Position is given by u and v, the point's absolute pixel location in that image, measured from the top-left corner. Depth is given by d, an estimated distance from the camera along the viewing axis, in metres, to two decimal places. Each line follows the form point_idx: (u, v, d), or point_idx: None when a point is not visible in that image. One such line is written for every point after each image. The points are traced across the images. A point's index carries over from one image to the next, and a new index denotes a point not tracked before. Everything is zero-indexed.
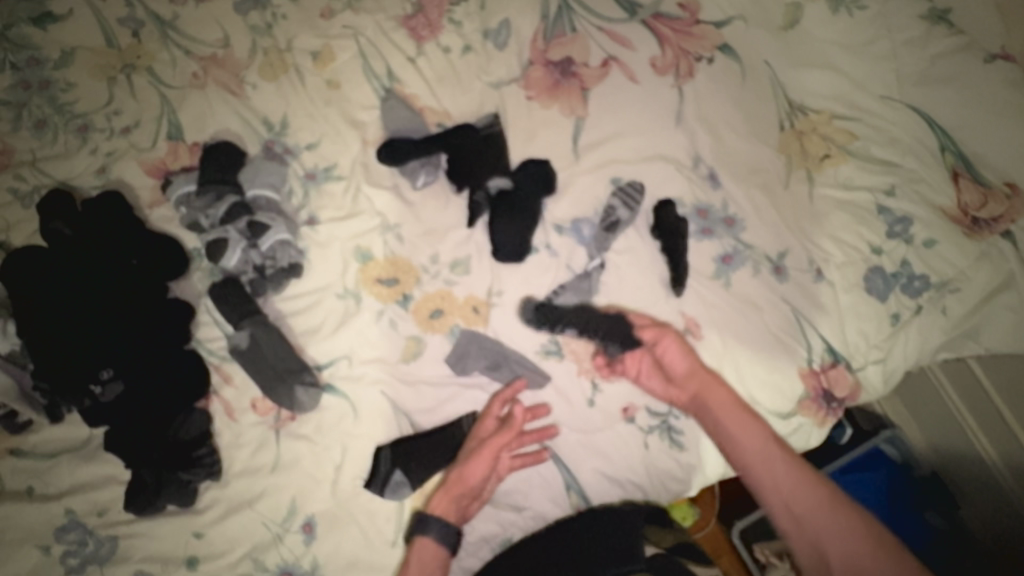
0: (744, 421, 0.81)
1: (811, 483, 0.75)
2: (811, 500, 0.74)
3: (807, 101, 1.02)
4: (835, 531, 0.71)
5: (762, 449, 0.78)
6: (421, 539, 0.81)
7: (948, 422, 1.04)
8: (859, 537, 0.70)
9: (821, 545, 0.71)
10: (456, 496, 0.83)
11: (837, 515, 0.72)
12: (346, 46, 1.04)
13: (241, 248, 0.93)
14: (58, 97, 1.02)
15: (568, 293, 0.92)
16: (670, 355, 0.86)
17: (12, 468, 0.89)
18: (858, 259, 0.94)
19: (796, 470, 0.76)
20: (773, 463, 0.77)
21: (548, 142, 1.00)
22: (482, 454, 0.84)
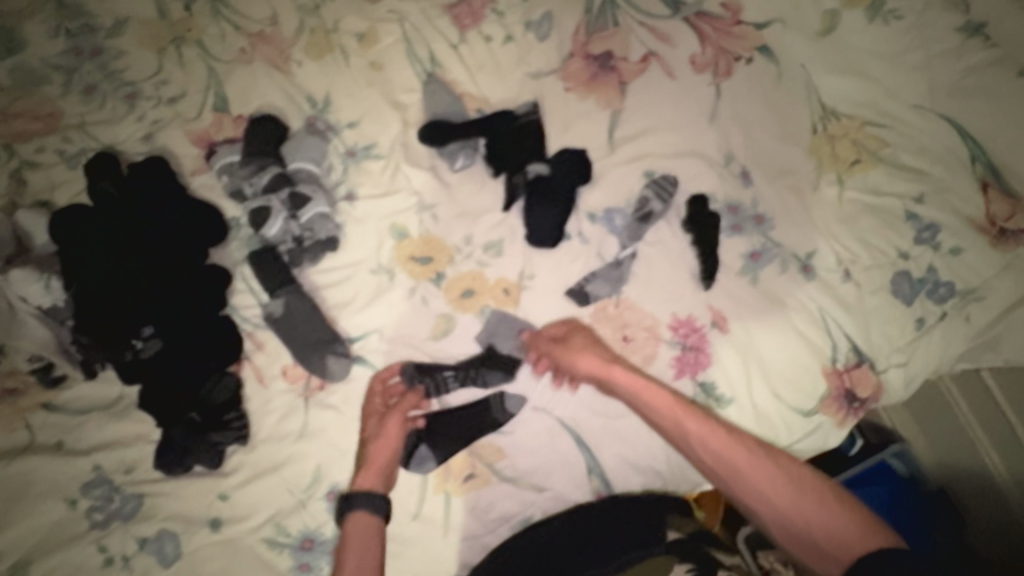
0: (654, 397, 0.82)
1: (728, 443, 0.77)
2: (730, 460, 0.76)
3: (838, 107, 1.04)
4: (756, 483, 0.74)
5: (675, 422, 0.81)
6: (353, 516, 0.80)
7: (955, 435, 0.99)
8: (776, 482, 0.74)
9: (747, 500, 0.74)
10: (377, 468, 0.84)
11: (756, 466, 0.75)
12: (391, 30, 1.07)
13: (283, 218, 0.96)
14: (109, 64, 1.05)
15: (601, 282, 0.94)
16: (580, 363, 0.87)
17: (42, 422, 0.90)
18: (884, 262, 0.95)
19: (710, 433, 0.78)
20: (689, 433, 0.80)
21: (584, 132, 1.02)
22: (389, 422, 0.87)
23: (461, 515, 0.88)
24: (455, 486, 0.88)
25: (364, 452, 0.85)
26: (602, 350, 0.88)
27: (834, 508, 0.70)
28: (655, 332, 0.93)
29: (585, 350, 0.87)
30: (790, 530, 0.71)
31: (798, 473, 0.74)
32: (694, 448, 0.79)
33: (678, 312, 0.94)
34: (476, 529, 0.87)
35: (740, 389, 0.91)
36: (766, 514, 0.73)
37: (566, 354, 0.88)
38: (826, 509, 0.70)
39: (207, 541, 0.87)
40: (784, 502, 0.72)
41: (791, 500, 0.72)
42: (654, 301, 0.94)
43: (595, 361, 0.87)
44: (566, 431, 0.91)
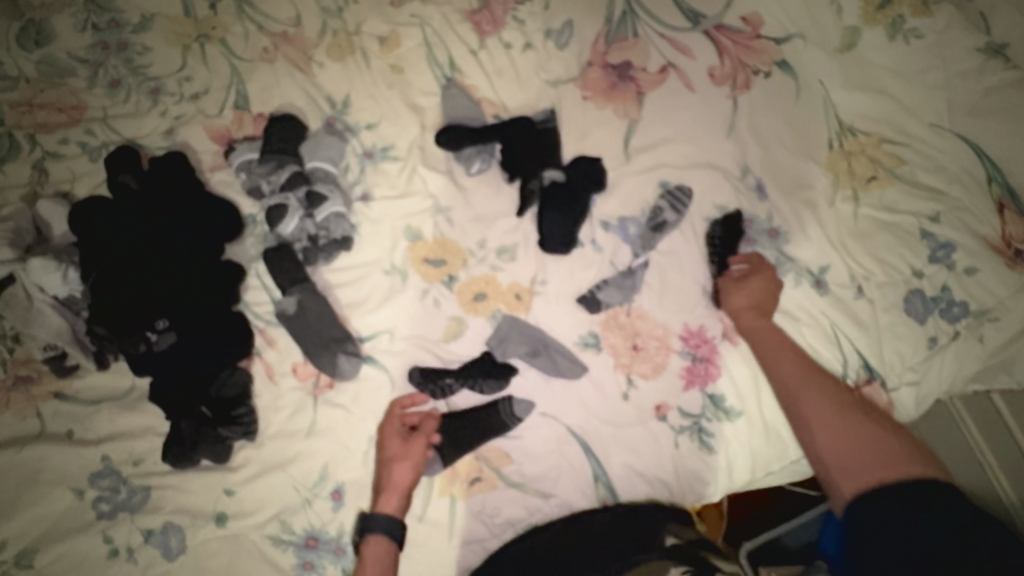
0: (760, 329, 0.89)
1: (811, 376, 0.83)
2: (802, 381, 0.83)
3: (856, 123, 1.03)
4: (819, 404, 0.80)
5: (773, 348, 0.87)
6: (370, 539, 0.80)
7: (962, 456, 0.98)
8: (843, 417, 0.78)
9: (804, 414, 0.80)
10: (395, 491, 0.83)
11: (831, 398, 0.80)
12: (412, 34, 1.08)
13: (298, 216, 0.96)
14: (134, 60, 1.06)
15: (613, 290, 0.94)
16: (730, 294, 0.92)
17: (54, 411, 0.91)
18: (898, 280, 0.95)
19: (789, 355, 0.86)
20: (773, 352, 0.87)
21: (600, 141, 1.02)
22: (415, 443, 0.86)
23: (466, 519, 0.88)
24: (461, 490, 0.88)
25: (386, 472, 0.84)
26: (762, 295, 0.91)
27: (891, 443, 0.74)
28: (665, 342, 0.93)
29: (744, 287, 0.91)
30: (837, 448, 0.76)
31: (865, 411, 0.79)
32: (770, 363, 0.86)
33: (689, 323, 0.94)
34: (481, 534, 0.87)
35: (750, 402, 0.91)
36: (818, 432, 0.78)
37: (728, 284, 0.93)
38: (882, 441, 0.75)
39: (213, 535, 0.87)
40: (839, 425, 0.77)
41: (849, 426, 0.77)
42: (666, 312, 0.94)
43: (751, 296, 0.91)
44: (574, 438, 0.90)
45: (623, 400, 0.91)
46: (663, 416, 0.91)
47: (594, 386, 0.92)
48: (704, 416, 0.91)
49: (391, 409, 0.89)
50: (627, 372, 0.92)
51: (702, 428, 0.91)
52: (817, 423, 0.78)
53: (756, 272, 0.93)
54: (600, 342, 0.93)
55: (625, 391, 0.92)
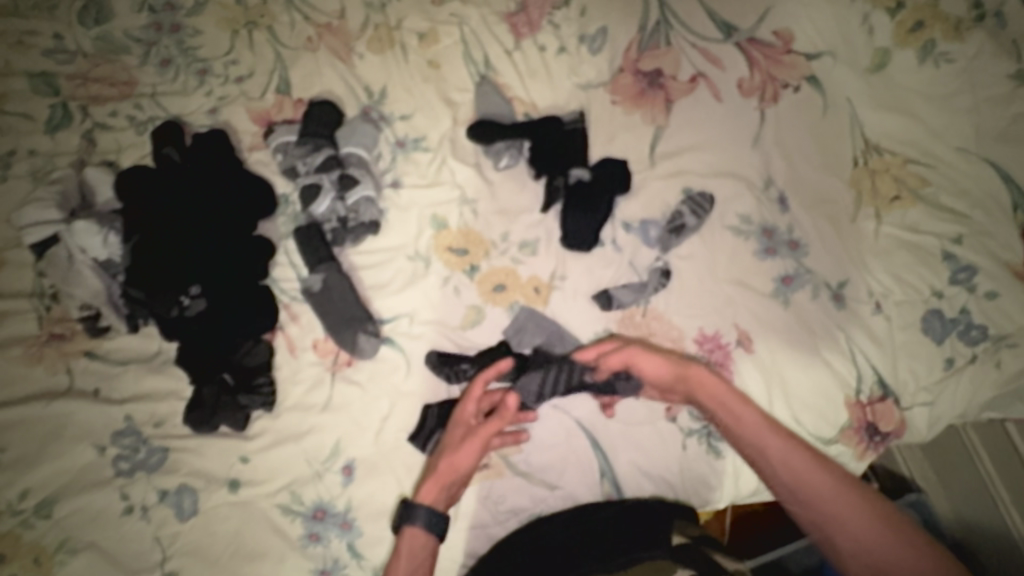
0: (738, 409, 0.85)
1: (808, 465, 0.81)
2: (806, 477, 0.81)
3: (883, 142, 1.03)
4: (839, 511, 0.79)
5: (760, 439, 0.83)
6: (408, 529, 0.82)
7: (972, 488, 1.01)
8: (851, 509, 0.79)
9: (817, 514, 0.80)
10: (439, 483, 0.84)
11: (836, 492, 0.80)
12: (450, 32, 1.12)
13: (331, 198, 1.00)
14: (185, 41, 1.11)
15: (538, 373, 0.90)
16: (650, 370, 0.87)
17: (82, 368, 0.95)
18: (917, 299, 0.95)
19: (799, 456, 0.82)
20: (787, 456, 0.82)
21: (627, 145, 1.05)
22: (472, 441, 0.85)
23: (471, 504, 0.89)
24: None
25: (439, 462, 0.85)
26: (668, 361, 0.87)
27: (911, 543, 0.76)
28: (679, 345, 0.94)
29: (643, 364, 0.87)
30: (862, 557, 0.77)
31: (866, 495, 0.81)
32: (778, 470, 0.82)
33: (704, 327, 0.95)
34: (485, 520, 0.89)
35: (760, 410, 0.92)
36: (841, 539, 0.79)
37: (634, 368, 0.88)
38: (900, 540, 0.77)
39: (224, 501, 0.90)
40: (854, 526, 0.78)
41: (872, 531, 0.78)
42: (681, 315, 0.95)
43: (666, 364, 0.87)
44: (582, 432, 0.92)
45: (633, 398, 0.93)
46: (673, 417, 0.92)
47: None
48: None
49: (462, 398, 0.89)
50: None
51: (711, 432, 0.92)
52: (831, 525, 0.79)
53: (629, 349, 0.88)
54: (615, 340, 0.94)
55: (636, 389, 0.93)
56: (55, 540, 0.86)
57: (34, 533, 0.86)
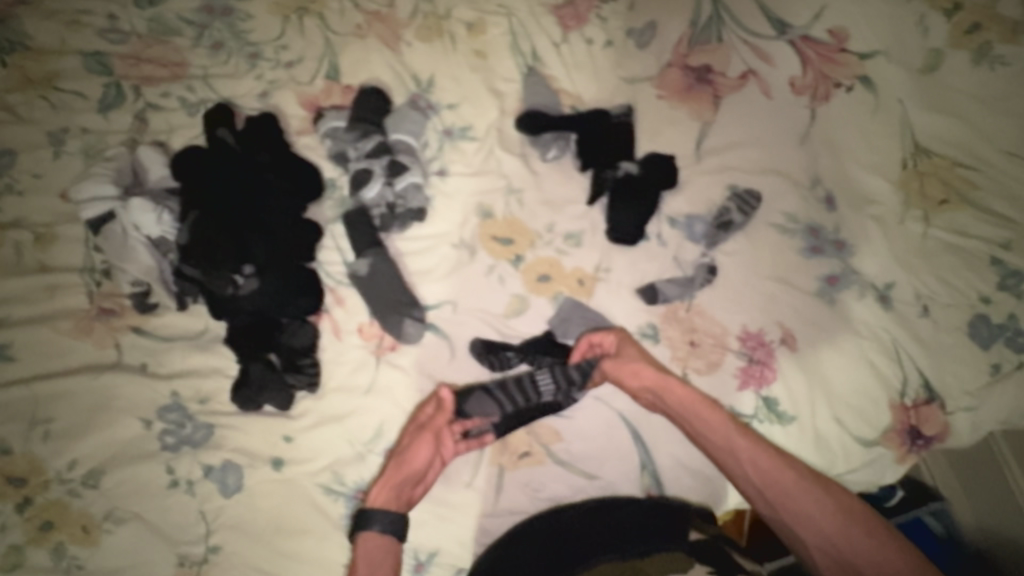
0: (702, 409, 0.82)
1: (776, 465, 0.77)
2: (772, 478, 0.77)
3: (931, 145, 1.01)
4: (805, 508, 0.75)
5: (725, 439, 0.80)
6: (364, 534, 0.77)
7: (1002, 497, 1.01)
8: (823, 511, 0.74)
9: (786, 517, 0.75)
10: (392, 483, 0.82)
11: (806, 493, 0.75)
12: (498, 23, 1.13)
13: (381, 183, 1.00)
14: (237, 25, 1.13)
15: (477, 393, 0.90)
16: (639, 371, 0.87)
17: (131, 343, 0.97)
18: (964, 303, 0.94)
19: (764, 453, 0.78)
20: (752, 453, 0.78)
21: (673, 139, 1.05)
22: (424, 436, 0.85)
23: (512, 490, 0.90)
24: (509, 461, 0.91)
25: (392, 461, 0.84)
26: (660, 365, 0.87)
27: (881, 540, 0.71)
28: (722, 341, 0.94)
29: (631, 362, 0.87)
30: (832, 553, 0.72)
31: (838, 495, 0.75)
32: (742, 466, 0.79)
33: (747, 324, 0.95)
34: (525, 506, 0.89)
35: (803, 408, 0.92)
36: (809, 534, 0.74)
37: (619, 364, 0.88)
38: (871, 538, 0.71)
39: (268, 478, 0.91)
40: (827, 529, 0.73)
41: (840, 527, 0.73)
42: (725, 311, 0.95)
43: (639, 366, 0.87)
44: (624, 425, 0.92)
45: None
46: None
47: None
48: (755, 417, 0.92)
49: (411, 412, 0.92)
50: (683, 366, 0.93)
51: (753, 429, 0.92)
52: (799, 528, 0.74)
53: (625, 343, 0.90)
54: (658, 334, 0.95)
55: None
56: (101, 510, 0.87)
57: (82, 502, 0.87)
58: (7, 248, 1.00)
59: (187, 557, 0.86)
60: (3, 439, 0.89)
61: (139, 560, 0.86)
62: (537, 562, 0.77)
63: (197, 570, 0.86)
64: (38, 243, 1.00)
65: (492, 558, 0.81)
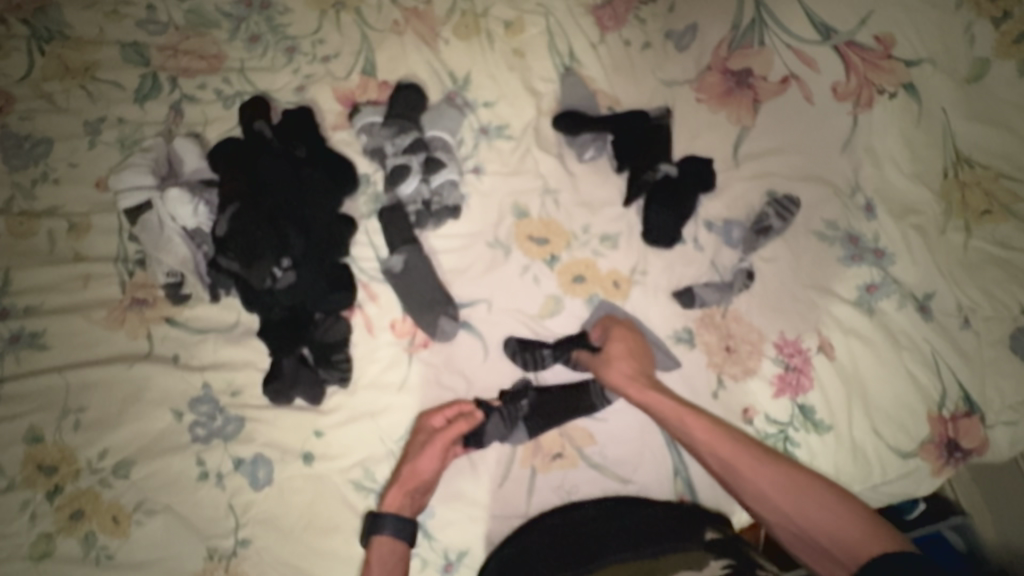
0: (659, 401, 0.84)
1: (731, 450, 0.76)
2: (730, 463, 0.76)
3: (974, 155, 0.97)
4: (762, 489, 0.73)
5: (682, 429, 0.81)
6: (375, 538, 0.80)
7: None
8: (781, 489, 0.72)
9: (747, 500, 0.74)
10: (405, 491, 0.83)
11: (764, 474, 0.73)
12: (536, 22, 1.12)
13: (418, 179, 1.00)
14: (275, 18, 1.13)
15: (494, 417, 0.89)
16: (611, 372, 0.87)
17: (163, 335, 0.96)
18: (1006, 316, 0.92)
19: (717, 439, 0.78)
20: (706, 440, 0.79)
21: (711, 144, 1.05)
22: (434, 448, 0.85)
23: (545, 492, 0.89)
24: (542, 463, 0.90)
25: (403, 469, 0.85)
26: (631, 366, 0.87)
27: (835, 512, 0.68)
28: (759, 347, 0.93)
29: (611, 358, 0.88)
30: (792, 529, 0.70)
31: (799, 469, 0.73)
32: (703, 456, 0.79)
33: (784, 331, 0.94)
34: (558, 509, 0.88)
35: (840, 418, 0.91)
36: (767, 512, 0.72)
37: (599, 360, 0.89)
38: (830, 514, 0.68)
39: (299, 473, 0.90)
40: (787, 507, 0.71)
41: (795, 502, 0.70)
42: (762, 317, 0.95)
43: (621, 352, 0.89)
44: (658, 429, 0.92)
45: (712, 398, 0.92)
46: (749, 420, 0.91)
47: (685, 381, 0.92)
48: (791, 425, 0.91)
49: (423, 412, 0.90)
50: (718, 371, 0.92)
51: (788, 437, 0.91)
52: (762, 509, 0.73)
53: (614, 336, 0.90)
54: (693, 339, 0.94)
55: (715, 389, 0.92)
56: (132, 501, 0.87)
57: (112, 492, 0.87)
58: (42, 236, 1.00)
59: (217, 550, 0.86)
60: (35, 428, 0.89)
61: (169, 553, 0.85)
62: (553, 563, 0.75)
63: (227, 564, 0.85)
64: (72, 232, 1.00)
65: (504, 556, 0.80)
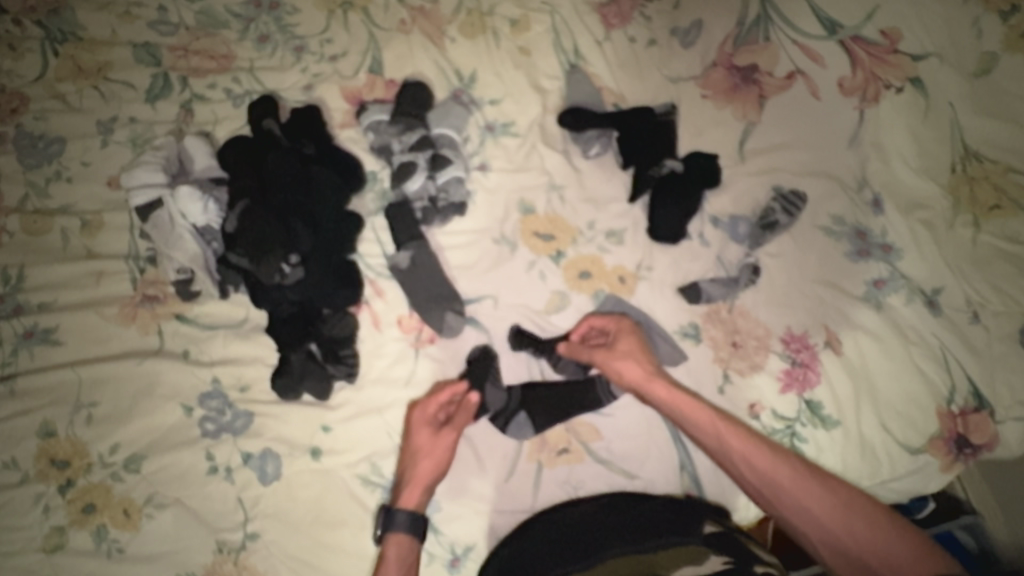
0: (690, 408, 0.82)
1: (770, 462, 0.75)
2: (771, 478, 0.74)
3: (982, 150, 0.96)
4: (804, 504, 0.72)
5: (716, 439, 0.79)
6: (391, 537, 0.80)
7: None
8: (824, 504, 0.71)
9: (786, 515, 0.73)
10: (423, 488, 0.84)
11: (806, 488, 0.72)
12: (542, 20, 1.13)
13: (424, 176, 1.01)
14: (284, 19, 1.14)
15: (489, 385, 0.92)
16: (629, 370, 0.87)
17: (173, 331, 0.97)
18: (1016, 311, 0.91)
19: (756, 451, 0.76)
20: (744, 452, 0.77)
21: (716, 140, 1.05)
22: (445, 439, 0.86)
23: (551, 487, 0.89)
24: (548, 458, 0.90)
25: (415, 467, 0.85)
26: (648, 362, 0.87)
27: (886, 532, 0.66)
28: (765, 343, 0.93)
29: (625, 353, 0.88)
30: (834, 546, 0.69)
31: (842, 483, 0.72)
32: (738, 466, 0.78)
33: (791, 326, 0.93)
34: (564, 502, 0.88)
35: (848, 412, 0.90)
36: (807, 527, 0.71)
37: (612, 356, 0.89)
38: (877, 532, 0.67)
39: (306, 467, 0.91)
40: (832, 522, 0.69)
41: (841, 519, 0.69)
42: (769, 312, 0.94)
43: (638, 350, 0.88)
44: (663, 424, 0.92)
45: (718, 393, 0.91)
46: (756, 415, 0.91)
47: (691, 376, 0.92)
48: (798, 421, 0.91)
49: (417, 405, 0.88)
50: (724, 366, 0.92)
51: (795, 432, 0.90)
52: (802, 524, 0.72)
53: (623, 332, 0.91)
54: (700, 334, 0.94)
55: (721, 384, 0.92)
56: (142, 495, 0.88)
57: (123, 486, 0.88)
58: (55, 234, 1.01)
59: (225, 544, 0.87)
60: (49, 422, 0.90)
61: (179, 546, 0.86)
62: (554, 557, 0.76)
63: (235, 557, 0.86)
64: (84, 230, 1.02)
65: (504, 552, 0.81)
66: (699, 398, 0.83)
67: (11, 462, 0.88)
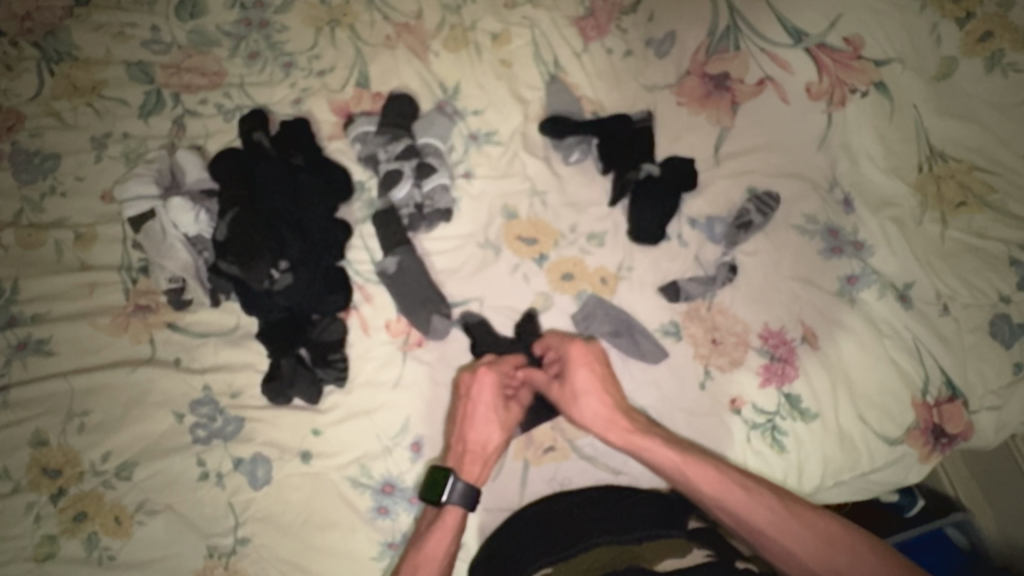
0: (654, 448, 0.83)
1: (746, 505, 0.77)
2: (749, 525, 0.77)
3: (947, 149, 1.03)
4: (786, 546, 0.75)
5: (689, 487, 0.80)
6: (449, 506, 0.82)
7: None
8: (805, 543, 0.74)
9: (769, 557, 0.76)
10: (473, 463, 0.85)
11: (787, 529, 0.75)
12: (522, 34, 1.18)
13: (410, 184, 1.04)
14: (273, 36, 1.18)
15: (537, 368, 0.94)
16: (580, 414, 0.87)
17: (165, 339, 0.99)
18: (984, 303, 0.95)
19: (729, 495, 0.78)
20: (718, 497, 0.78)
21: (692, 145, 1.09)
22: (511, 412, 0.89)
23: (539, 484, 0.90)
24: (534, 456, 0.91)
25: (484, 440, 0.86)
26: (602, 405, 0.86)
27: (868, 563, 0.72)
28: (744, 339, 0.95)
29: (576, 395, 0.87)
30: None
31: (814, 515, 0.76)
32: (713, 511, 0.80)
33: (769, 322, 0.96)
34: None
35: (826, 405, 0.92)
36: (792, 568, 0.75)
37: (564, 397, 0.88)
38: (859, 562, 0.72)
39: (296, 471, 0.92)
40: (814, 559, 0.74)
41: (824, 558, 0.73)
42: (746, 309, 0.97)
43: (594, 387, 0.87)
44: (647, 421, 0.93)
45: (699, 389, 0.94)
46: (737, 410, 0.93)
47: (673, 373, 0.95)
48: (778, 415, 0.92)
49: (484, 369, 0.87)
50: (705, 362, 0.95)
51: (775, 426, 0.92)
52: (786, 564, 0.75)
53: (575, 366, 0.88)
54: (680, 332, 0.96)
55: (702, 379, 0.94)
56: (133, 502, 0.89)
57: (115, 494, 0.89)
58: (49, 247, 1.04)
59: (217, 548, 0.87)
60: (41, 431, 0.91)
61: (170, 552, 0.87)
62: (537, 549, 0.78)
63: (226, 562, 0.87)
64: (78, 242, 1.04)
65: (493, 546, 0.83)
66: (660, 439, 0.83)
67: (4, 472, 0.89)
